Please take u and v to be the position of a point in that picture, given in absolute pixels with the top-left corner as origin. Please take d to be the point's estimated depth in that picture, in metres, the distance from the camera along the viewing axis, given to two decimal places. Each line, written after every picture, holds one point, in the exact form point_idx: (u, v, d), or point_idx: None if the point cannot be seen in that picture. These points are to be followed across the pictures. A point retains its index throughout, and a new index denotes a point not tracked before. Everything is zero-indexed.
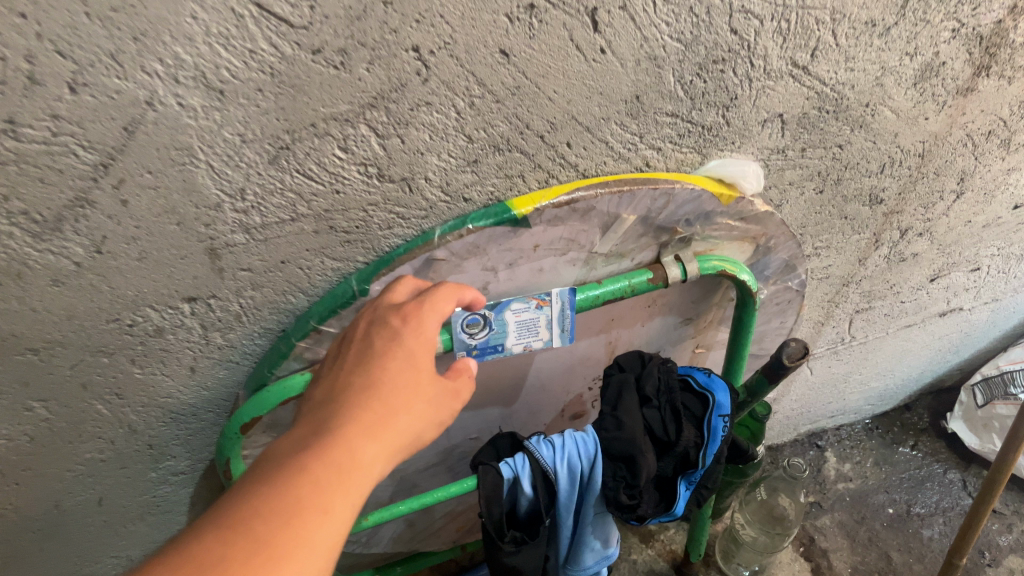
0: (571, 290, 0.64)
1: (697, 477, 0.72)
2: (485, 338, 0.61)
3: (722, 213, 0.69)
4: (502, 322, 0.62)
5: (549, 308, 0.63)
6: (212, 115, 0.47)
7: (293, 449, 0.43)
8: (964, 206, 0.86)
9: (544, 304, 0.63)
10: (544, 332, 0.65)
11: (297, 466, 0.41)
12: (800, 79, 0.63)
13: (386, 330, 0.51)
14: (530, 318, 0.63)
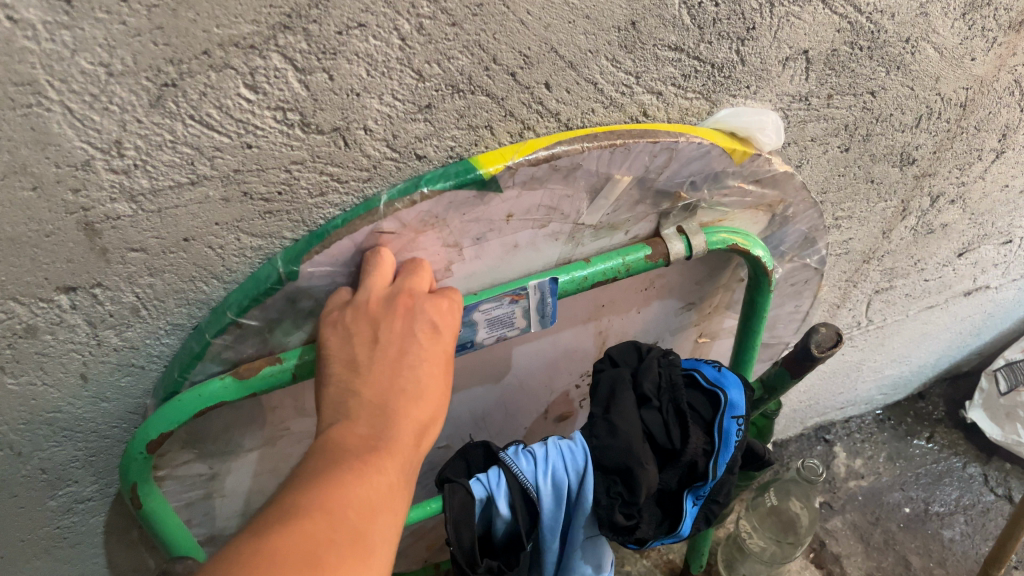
0: (553, 278, 0.52)
1: (706, 491, 0.60)
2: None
3: (733, 175, 0.57)
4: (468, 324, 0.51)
5: (525, 301, 0.53)
6: (59, 34, 0.34)
7: (365, 446, 0.39)
8: (1003, 168, 0.75)
9: (519, 299, 0.52)
10: (520, 323, 0.54)
11: (372, 464, 0.39)
12: (831, 4, 0.51)
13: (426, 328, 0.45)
14: (504, 313, 0.53)
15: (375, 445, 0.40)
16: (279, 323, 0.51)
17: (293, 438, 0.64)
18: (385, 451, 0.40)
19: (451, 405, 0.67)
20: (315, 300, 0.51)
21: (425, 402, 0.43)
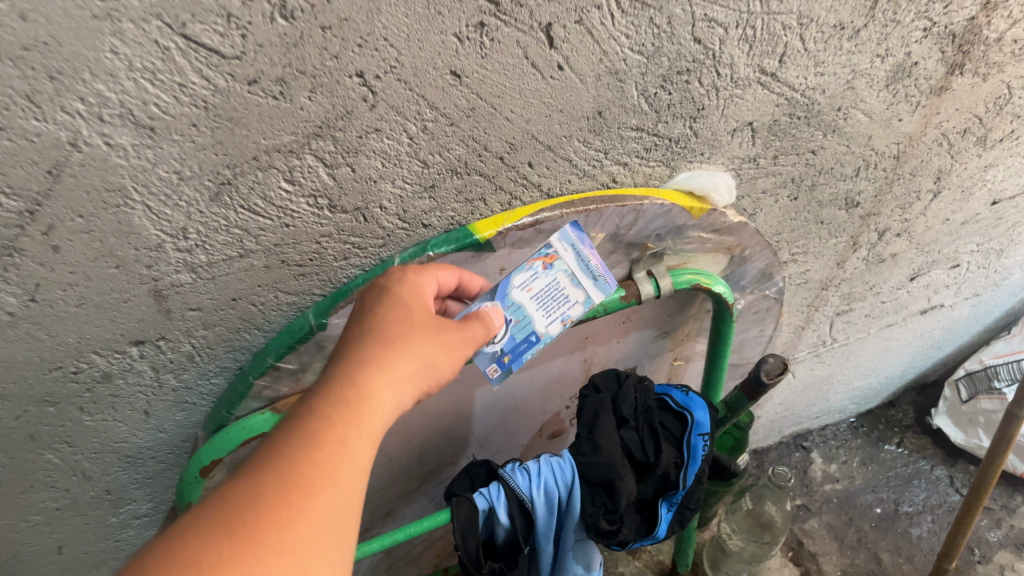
0: (569, 228, 0.56)
1: (679, 498, 0.69)
2: (507, 336, 0.55)
3: (694, 227, 0.66)
4: (518, 305, 0.55)
5: (562, 261, 0.56)
6: (144, 153, 0.44)
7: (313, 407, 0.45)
8: (942, 205, 0.84)
9: (551, 260, 0.56)
10: (576, 292, 0.56)
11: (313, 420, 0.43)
12: (768, 86, 0.60)
13: (376, 293, 0.51)
14: (550, 283, 0.56)
15: (321, 406, 0.45)
16: (310, 365, 0.60)
17: None
18: (328, 413, 0.44)
19: (456, 425, 0.76)
20: None
21: (372, 353, 0.48)
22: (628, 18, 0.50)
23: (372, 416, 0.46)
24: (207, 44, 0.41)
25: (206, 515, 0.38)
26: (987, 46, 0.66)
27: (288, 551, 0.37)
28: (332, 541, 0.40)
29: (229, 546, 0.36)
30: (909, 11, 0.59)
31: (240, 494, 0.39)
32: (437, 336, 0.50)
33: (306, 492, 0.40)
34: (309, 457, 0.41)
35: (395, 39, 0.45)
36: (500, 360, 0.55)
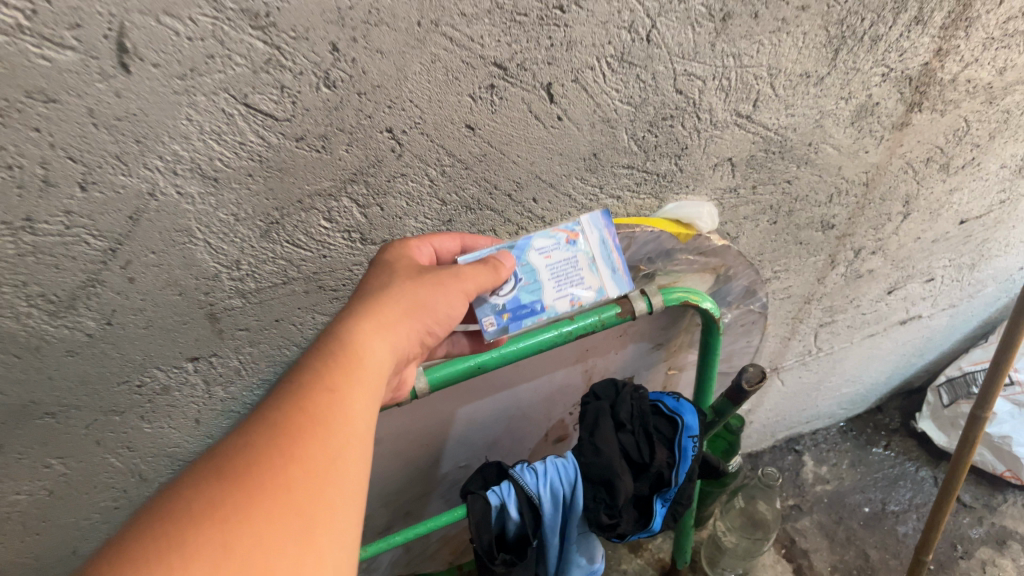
0: (599, 215, 0.64)
1: (672, 494, 0.76)
2: (513, 294, 0.61)
3: (681, 250, 0.74)
4: (530, 267, 0.62)
5: (584, 241, 0.63)
6: (208, 200, 0.52)
7: (308, 368, 0.48)
8: (912, 225, 0.92)
9: (576, 237, 0.63)
10: (590, 277, 0.63)
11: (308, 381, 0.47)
12: (745, 126, 0.68)
13: (371, 276, 0.56)
14: (567, 258, 0.63)
15: (314, 368, 0.48)
16: None
17: None
18: (318, 369, 0.47)
19: (469, 430, 0.84)
20: None
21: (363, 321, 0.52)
22: (618, 76, 0.58)
23: (360, 365, 0.49)
24: (263, 110, 0.49)
25: (206, 468, 0.41)
26: (942, 86, 0.74)
27: (284, 487, 0.40)
28: (329, 481, 0.42)
29: (226, 490, 0.39)
30: (866, 59, 0.67)
31: (237, 447, 0.42)
32: (422, 282, 0.54)
33: (299, 436, 0.43)
34: (299, 408, 0.44)
35: (419, 100, 0.53)
36: (499, 314, 0.61)
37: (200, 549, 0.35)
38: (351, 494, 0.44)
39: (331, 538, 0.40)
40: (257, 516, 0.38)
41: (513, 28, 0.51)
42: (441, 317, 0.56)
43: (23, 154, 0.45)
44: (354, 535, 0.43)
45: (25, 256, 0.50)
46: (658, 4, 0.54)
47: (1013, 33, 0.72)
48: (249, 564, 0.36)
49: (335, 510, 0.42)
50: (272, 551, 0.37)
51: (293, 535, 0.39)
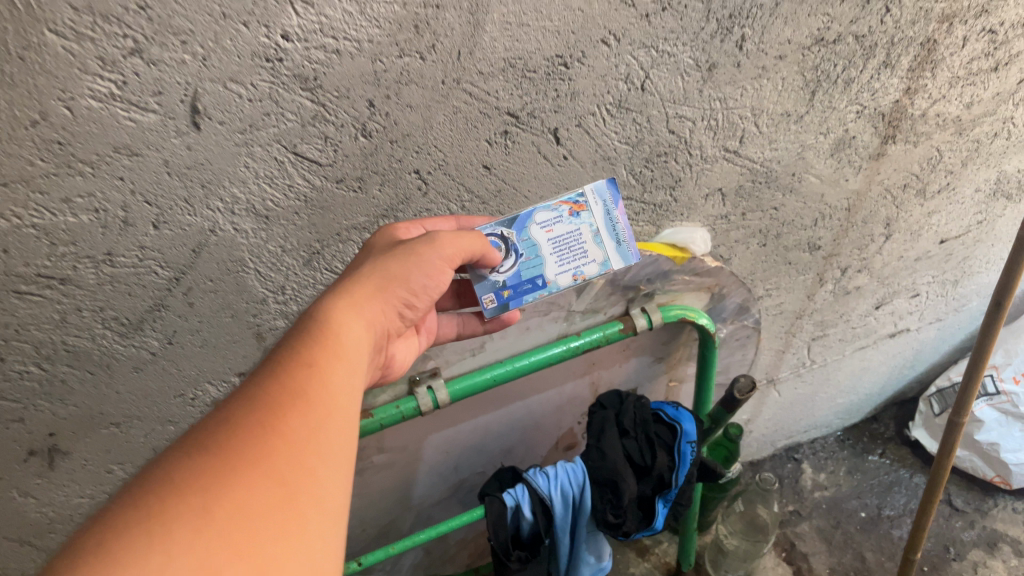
0: (604, 184, 0.63)
1: (673, 495, 0.82)
2: (513, 270, 0.62)
3: (678, 271, 0.81)
4: (531, 243, 0.62)
5: (588, 214, 0.62)
6: (260, 234, 0.60)
7: (288, 346, 0.47)
8: (894, 245, 0.99)
9: (579, 209, 0.62)
10: (594, 251, 0.63)
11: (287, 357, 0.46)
12: (733, 160, 0.75)
13: (354, 263, 0.56)
14: (569, 230, 0.62)
15: (293, 347, 0.47)
16: (372, 389, 0.75)
17: (375, 469, 0.85)
18: (295, 347, 0.46)
19: (485, 437, 0.91)
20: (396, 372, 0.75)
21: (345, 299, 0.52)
22: (616, 120, 0.65)
23: (338, 341, 0.48)
24: (310, 157, 0.57)
25: (182, 443, 0.39)
26: (913, 120, 0.81)
27: (264, 454, 0.38)
28: (312, 449, 0.41)
29: (206, 460, 0.37)
30: (841, 99, 0.74)
31: (215, 421, 0.40)
32: (397, 256, 0.54)
33: (278, 406, 0.41)
34: (278, 381, 0.43)
35: (442, 146, 0.60)
36: (498, 291, 0.62)
37: (182, 514, 0.34)
38: (337, 463, 0.42)
39: (317, 505, 0.39)
40: (239, 480, 0.36)
41: (524, 83, 0.59)
42: (418, 287, 0.55)
43: (109, 200, 0.53)
44: (343, 503, 0.41)
45: (104, 285, 0.58)
46: (651, 58, 0.62)
47: (978, 72, 0.79)
48: (233, 527, 0.34)
49: (321, 477, 0.40)
50: (256, 516, 0.36)
51: (277, 501, 0.37)
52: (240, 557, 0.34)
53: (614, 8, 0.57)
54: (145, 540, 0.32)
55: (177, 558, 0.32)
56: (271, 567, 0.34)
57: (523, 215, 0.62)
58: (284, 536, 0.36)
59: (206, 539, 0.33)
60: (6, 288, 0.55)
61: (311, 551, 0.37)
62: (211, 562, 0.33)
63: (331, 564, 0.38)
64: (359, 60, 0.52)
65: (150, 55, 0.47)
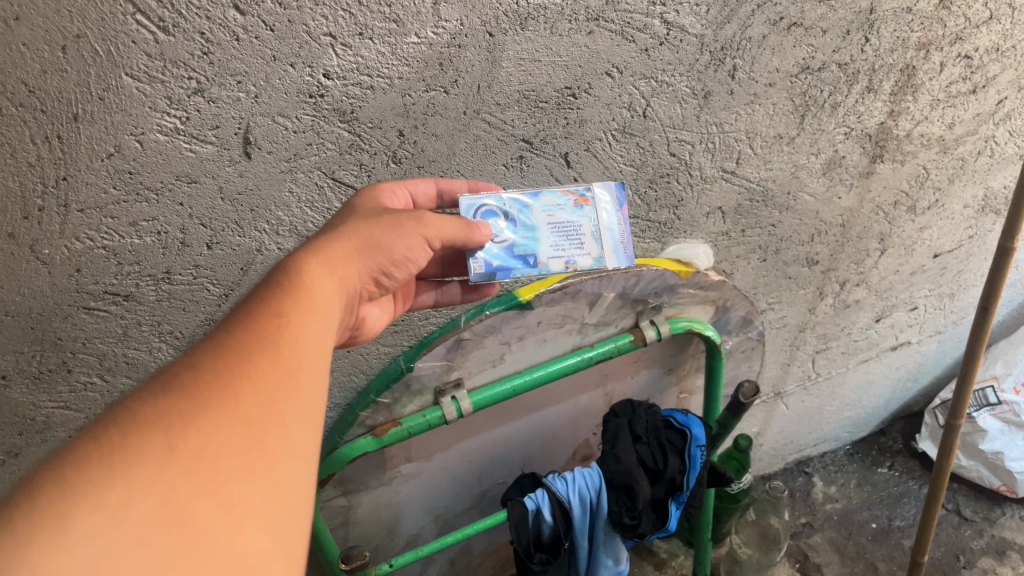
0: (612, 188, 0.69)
1: (685, 497, 0.87)
2: (508, 243, 0.66)
3: (683, 285, 0.86)
4: (531, 222, 0.66)
5: (591, 211, 0.68)
6: None
7: (261, 293, 0.48)
8: (890, 260, 1.05)
9: (584, 204, 0.68)
10: (590, 246, 0.67)
11: (260, 304, 0.47)
12: (731, 180, 0.81)
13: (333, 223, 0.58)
14: (570, 221, 0.67)
15: (266, 294, 0.48)
16: (400, 400, 0.81)
17: (403, 478, 0.90)
18: (266, 298, 0.47)
19: (505, 448, 0.97)
20: (422, 383, 0.81)
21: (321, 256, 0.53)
22: (621, 145, 0.71)
23: (310, 295, 0.49)
24: (346, 182, 0.63)
25: (149, 385, 0.40)
26: (899, 140, 0.87)
27: (231, 397, 0.39)
28: (280, 396, 0.42)
29: (172, 403, 0.38)
30: (829, 121, 0.81)
31: (183, 365, 0.41)
32: (382, 223, 0.55)
33: (246, 352, 0.42)
34: (248, 328, 0.44)
35: (464, 170, 0.67)
36: (490, 259, 0.65)
37: (145, 452, 0.35)
38: (305, 408, 0.43)
39: (284, 446, 0.40)
40: (205, 422, 0.38)
41: (537, 113, 0.66)
42: (397, 258, 0.58)
43: (170, 223, 0.60)
44: (309, 447, 0.42)
45: (163, 301, 0.64)
46: (650, 88, 0.68)
47: (956, 95, 0.85)
48: (198, 466, 0.36)
49: (289, 421, 0.41)
50: (221, 456, 0.37)
51: (243, 442, 0.38)
52: (207, 494, 0.35)
53: (616, 44, 0.64)
54: (106, 475, 0.33)
55: (141, 493, 0.33)
56: (238, 505, 0.36)
57: (527, 196, 0.67)
58: (251, 476, 0.38)
59: (170, 476, 0.35)
60: (76, 305, 0.61)
61: (278, 492, 0.39)
62: (176, 499, 0.34)
63: (298, 505, 0.40)
64: (390, 94, 0.59)
65: (210, 94, 0.54)
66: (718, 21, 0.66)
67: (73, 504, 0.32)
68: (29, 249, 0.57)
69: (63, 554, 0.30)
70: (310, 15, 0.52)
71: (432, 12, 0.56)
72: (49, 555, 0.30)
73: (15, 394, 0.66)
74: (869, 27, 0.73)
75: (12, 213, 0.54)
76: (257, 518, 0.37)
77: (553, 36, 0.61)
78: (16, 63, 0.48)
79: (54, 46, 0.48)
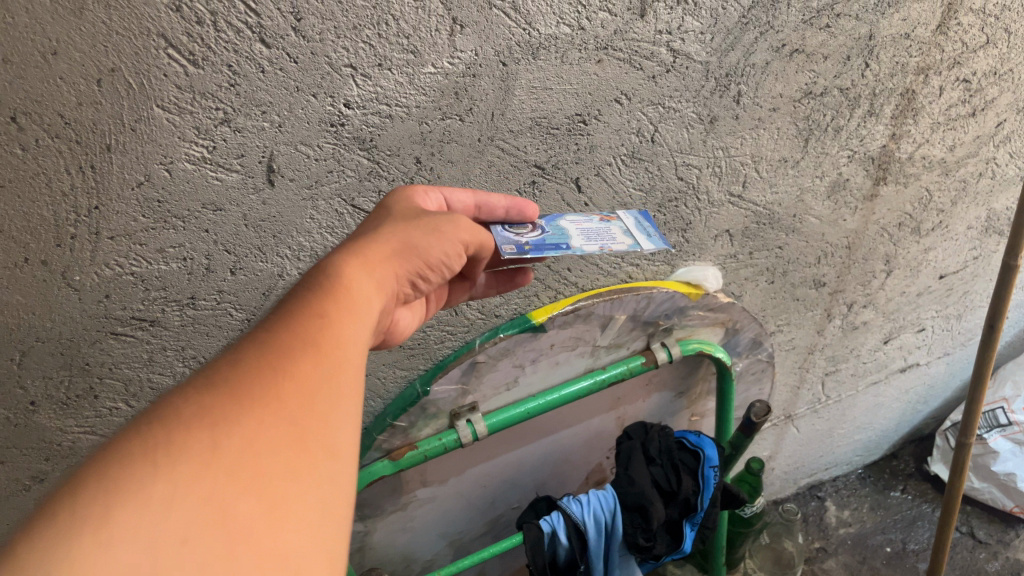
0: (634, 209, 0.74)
1: (699, 518, 0.88)
2: (538, 237, 0.65)
3: (693, 307, 0.88)
4: (561, 228, 0.68)
5: (617, 221, 0.71)
6: None
7: (301, 294, 0.48)
8: (896, 281, 1.06)
9: (609, 219, 0.72)
10: (625, 239, 0.68)
11: (302, 305, 0.47)
12: (738, 204, 0.83)
13: (369, 226, 0.58)
14: (600, 227, 0.70)
15: (307, 294, 0.48)
16: (416, 423, 0.82)
17: (419, 503, 0.91)
18: (306, 298, 0.48)
19: (519, 471, 0.97)
20: (438, 406, 0.82)
21: (359, 258, 0.53)
22: (630, 169, 0.73)
23: (349, 297, 0.50)
24: (364, 208, 0.65)
25: (192, 384, 0.40)
26: (901, 163, 0.89)
27: (273, 397, 0.39)
28: (321, 397, 0.42)
29: (215, 401, 0.38)
30: (833, 145, 0.83)
31: (224, 363, 0.41)
32: (417, 226, 0.57)
33: (289, 352, 0.42)
34: (290, 328, 0.44)
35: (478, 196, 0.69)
36: (522, 243, 0.63)
37: (191, 447, 0.35)
38: (347, 409, 0.43)
39: (326, 449, 0.40)
40: (247, 422, 0.37)
41: (549, 139, 0.68)
42: (433, 260, 0.58)
43: (195, 249, 0.61)
44: (351, 449, 0.42)
45: (187, 326, 0.66)
46: (658, 114, 0.70)
47: (956, 118, 0.87)
48: (241, 464, 0.35)
49: (332, 424, 0.41)
50: (265, 456, 0.36)
51: (287, 440, 0.38)
52: (251, 493, 0.35)
53: (624, 72, 0.66)
54: (152, 472, 0.33)
55: (185, 490, 0.33)
56: (283, 506, 0.35)
57: (554, 217, 0.70)
58: (296, 477, 0.37)
59: (214, 473, 0.34)
60: (104, 330, 0.63)
61: (322, 495, 0.38)
62: (221, 496, 0.34)
63: (342, 508, 0.39)
64: (408, 123, 0.61)
65: (236, 124, 0.56)
66: (722, 48, 0.68)
67: (117, 498, 0.31)
68: (60, 276, 0.59)
69: (106, 549, 0.29)
70: (332, 47, 0.55)
71: (448, 43, 0.58)
72: (91, 551, 0.29)
73: (43, 419, 0.67)
74: (869, 52, 0.76)
75: (46, 241, 0.56)
76: (302, 519, 0.36)
77: (564, 65, 0.63)
78: (54, 96, 0.50)
79: (90, 79, 0.50)
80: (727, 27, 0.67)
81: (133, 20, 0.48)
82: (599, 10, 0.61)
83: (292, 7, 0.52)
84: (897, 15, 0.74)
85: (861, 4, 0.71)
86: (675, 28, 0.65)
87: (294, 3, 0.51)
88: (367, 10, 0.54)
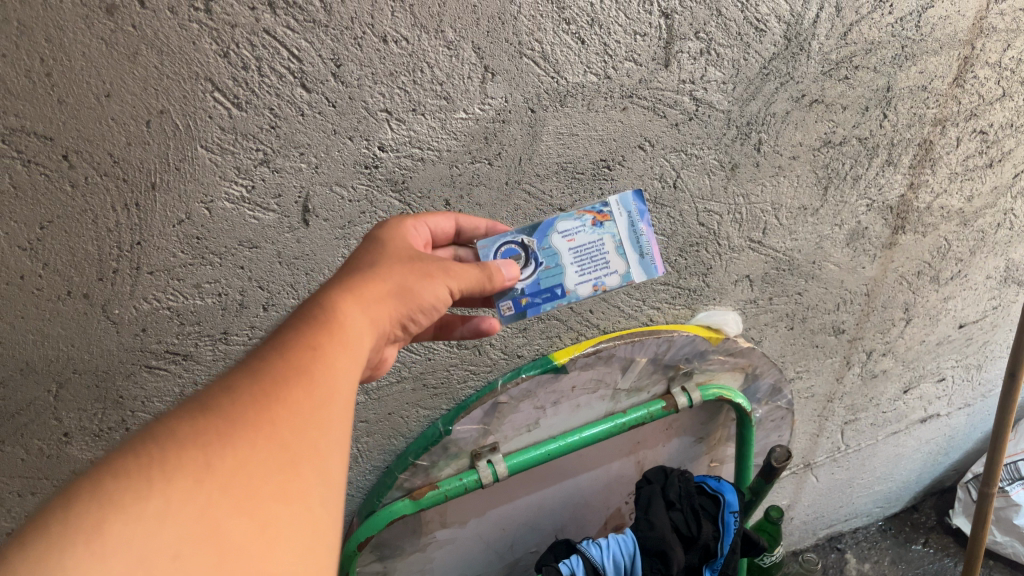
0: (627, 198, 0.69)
1: (720, 565, 0.87)
2: (532, 278, 0.67)
3: (713, 351, 0.89)
4: (552, 250, 0.67)
5: (611, 224, 0.68)
6: None
7: (293, 327, 0.48)
8: (915, 329, 1.07)
9: (602, 219, 0.68)
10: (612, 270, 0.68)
11: (296, 335, 0.47)
12: (758, 250, 0.84)
13: (365, 258, 0.57)
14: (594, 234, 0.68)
15: (303, 326, 0.48)
16: (438, 462, 0.82)
17: (438, 544, 0.91)
18: (303, 330, 0.47)
19: (538, 515, 0.97)
20: (459, 446, 0.82)
21: (351, 294, 0.52)
22: (652, 215, 0.75)
23: (345, 330, 0.49)
24: None
25: (187, 406, 0.41)
26: (919, 212, 0.91)
27: (267, 424, 0.40)
28: (314, 424, 0.42)
29: (210, 424, 0.39)
30: (851, 193, 0.84)
31: (219, 387, 0.42)
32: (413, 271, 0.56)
33: (285, 377, 0.43)
34: (286, 356, 0.45)
35: None
36: (517, 298, 0.66)
37: (183, 466, 0.36)
38: (338, 435, 0.44)
39: (317, 473, 0.41)
40: (240, 445, 0.38)
41: (574, 183, 0.70)
42: (430, 307, 0.57)
43: (230, 285, 0.63)
44: (341, 474, 0.43)
45: (219, 360, 0.68)
46: (680, 160, 0.72)
47: (973, 168, 0.89)
48: (231, 482, 0.36)
49: (323, 449, 0.42)
50: (256, 479, 0.37)
51: (278, 464, 0.39)
52: (241, 514, 0.35)
53: (648, 119, 0.68)
54: (144, 486, 0.34)
55: (176, 506, 0.34)
56: (273, 527, 0.36)
57: (546, 223, 0.68)
58: (286, 499, 0.38)
59: (208, 492, 0.35)
60: (139, 363, 0.65)
61: (312, 515, 0.39)
62: (211, 514, 0.35)
63: (330, 531, 0.39)
64: (439, 165, 0.63)
65: (275, 164, 0.58)
66: (743, 98, 0.70)
67: (110, 512, 0.32)
68: (100, 309, 0.60)
69: (99, 559, 0.31)
70: (369, 93, 0.57)
71: (479, 90, 0.60)
72: (84, 561, 0.30)
73: (75, 451, 0.69)
74: (886, 103, 0.77)
75: (89, 275, 0.58)
76: (292, 540, 0.37)
77: (590, 112, 0.65)
78: (105, 136, 0.52)
79: (139, 120, 0.52)
80: (749, 77, 0.69)
81: (182, 64, 0.51)
82: (625, 60, 0.63)
83: (333, 54, 0.54)
84: (914, 68, 0.76)
85: (879, 57, 0.73)
86: (698, 78, 0.67)
87: (334, 50, 0.54)
88: (403, 58, 0.56)
